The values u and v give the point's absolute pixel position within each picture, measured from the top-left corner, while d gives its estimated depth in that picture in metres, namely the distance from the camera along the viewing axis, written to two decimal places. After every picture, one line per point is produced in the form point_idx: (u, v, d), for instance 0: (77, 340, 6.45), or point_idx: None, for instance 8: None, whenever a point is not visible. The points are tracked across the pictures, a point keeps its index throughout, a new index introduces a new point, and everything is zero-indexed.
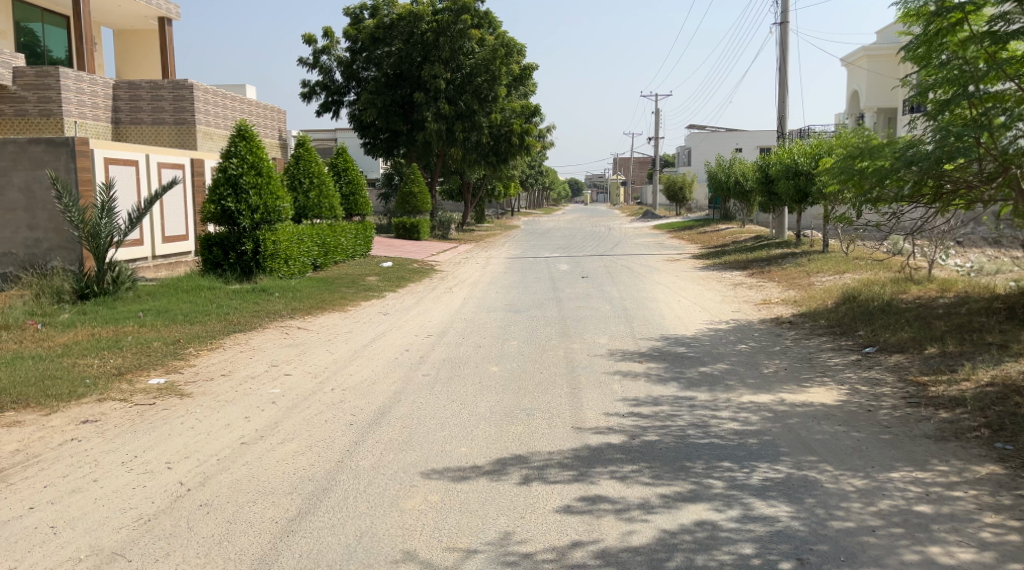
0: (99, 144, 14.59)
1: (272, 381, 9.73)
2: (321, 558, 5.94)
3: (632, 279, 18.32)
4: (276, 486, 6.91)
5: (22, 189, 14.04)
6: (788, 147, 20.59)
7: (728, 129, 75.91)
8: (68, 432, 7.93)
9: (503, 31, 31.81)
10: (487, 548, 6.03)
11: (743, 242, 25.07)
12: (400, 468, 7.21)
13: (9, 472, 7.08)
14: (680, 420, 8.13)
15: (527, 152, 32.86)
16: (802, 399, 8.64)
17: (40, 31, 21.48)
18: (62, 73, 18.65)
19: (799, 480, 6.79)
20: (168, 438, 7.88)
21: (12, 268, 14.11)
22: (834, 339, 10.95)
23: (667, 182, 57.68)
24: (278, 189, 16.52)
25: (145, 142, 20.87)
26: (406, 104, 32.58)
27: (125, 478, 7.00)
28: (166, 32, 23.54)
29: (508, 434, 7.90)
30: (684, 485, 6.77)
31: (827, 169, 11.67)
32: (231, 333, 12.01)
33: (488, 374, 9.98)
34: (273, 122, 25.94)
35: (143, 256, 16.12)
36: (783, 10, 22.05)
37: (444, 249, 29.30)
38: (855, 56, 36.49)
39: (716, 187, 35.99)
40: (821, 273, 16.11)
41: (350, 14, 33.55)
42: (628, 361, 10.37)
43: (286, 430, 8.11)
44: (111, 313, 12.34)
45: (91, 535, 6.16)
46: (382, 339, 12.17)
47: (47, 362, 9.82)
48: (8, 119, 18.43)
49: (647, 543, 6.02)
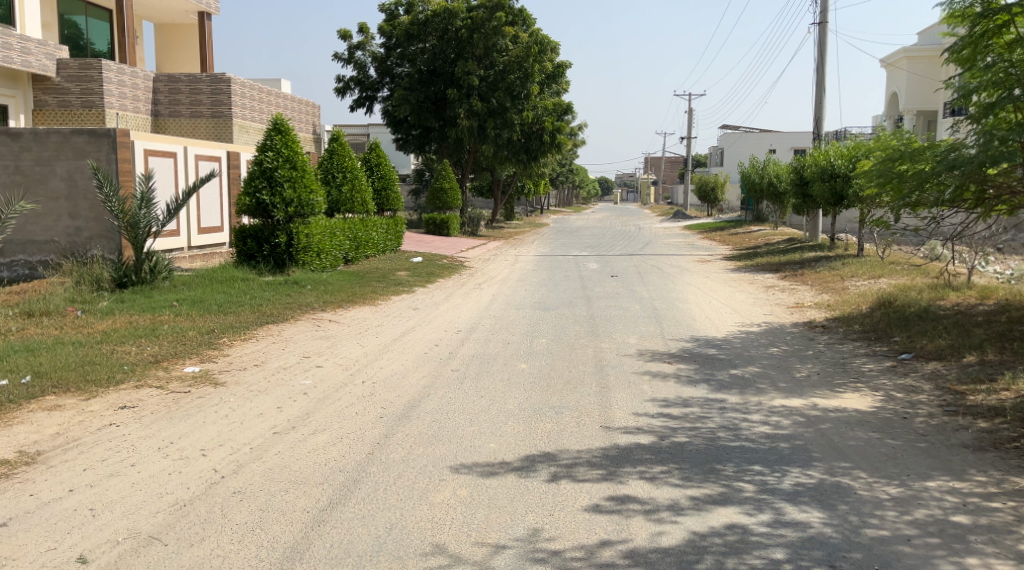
0: (140, 135, 14.74)
1: (304, 372, 9.83)
2: (351, 548, 5.99)
3: (663, 279, 18.26)
4: (308, 475, 6.98)
5: (65, 178, 14.25)
6: (824, 149, 20.40)
7: (762, 130, 75.43)
8: (107, 417, 8.05)
9: (538, 28, 31.76)
10: (516, 544, 6.05)
11: (776, 245, 24.91)
12: (430, 461, 7.25)
13: (49, 455, 7.20)
14: (711, 422, 8.11)
15: (557, 149, 32.87)
16: (835, 404, 8.57)
17: (83, 23, 21.78)
18: (104, 66, 18.91)
19: (832, 486, 6.75)
20: (203, 425, 7.98)
21: (53, 256, 14.36)
22: (869, 345, 10.85)
23: (699, 182, 57.42)
24: (312, 182, 16.63)
25: (183, 134, 21.09)
26: (439, 101, 32.65)
27: (162, 464, 7.10)
28: (206, 26, 23.74)
29: (537, 431, 7.91)
30: (714, 487, 6.76)
31: (866, 171, 11.50)
32: (264, 324, 12.13)
33: (517, 371, 9.99)
34: (307, 117, 26.10)
35: (179, 246, 16.30)
36: (822, 10, 21.85)
37: (475, 245, 29.28)
38: (896, 57, 36.10)
39: (750, 189, 35.77)
40: (855, 277, 15.96)
41: (386, 10, 33.67)
42: (657, 362, 10.34)
43: (317, 422, 8.17)
44: (148, 302, 12.50)
45: (129, 518, 6.26)
46: (412, 333, 12.23)
47: (86, 348, 9.97)
48: (51, 110, 18.76)
49: (676, 545, 6.02)
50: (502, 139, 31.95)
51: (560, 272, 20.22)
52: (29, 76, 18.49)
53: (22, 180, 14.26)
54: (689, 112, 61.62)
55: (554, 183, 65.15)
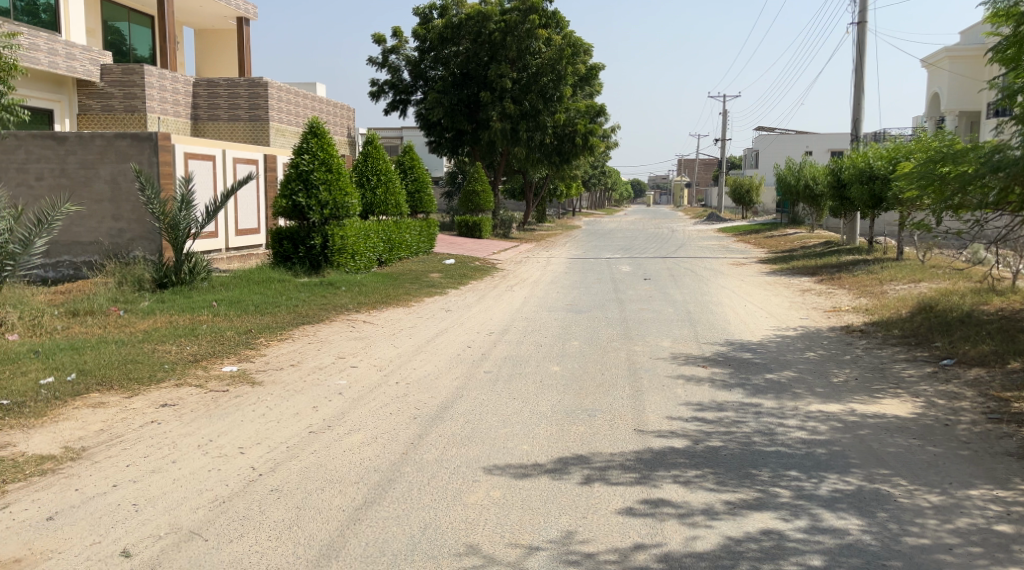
0: (180, 139, 14.93)
1: (340, 372, 9.91)
2: (386, 546, 6.03)
3: (697, 283, 18.21)
4: (343, 474, 7.04)
5: (108, 181, 14.48)
6: (863, 150, 20.20)
7: (798, 132, 74.91)
8: (148, 415, 8.17)
9: (572, 31, 31.71)
10: (549, 546, 6.06)
11: (812, 248, 24.69)
12: (463, 463, 7.27)
13: (94, 451, 7.32)
14: (746, 426, 8.07)
15: (590, 152, 32.84)
16: (874, 409, 8.50)
17: (126, 29, 22.13)
18: (147, 71, 19.21)
19: (871, 493, 6.68)
20: (241, 423, 8.08)
21: (97, 257, 14.62)
22: (909, 350, 10.73)
23: (734, 184, 57.09)
24: (347, 185, 16.76)
25: (221, 138, 21.35)
26: (472, 104, 32.76)
27: (201, 461, 7.20)
28: (245, 31, 24.01)
29: (571, 434, 7.92)
30: (749, 492, 6.72)
31: (905, 173, 11.37)
32: (299, 324, 12.24)
33: (550, 373, 10.01)
34: (342, 120, 26.31)
35: (217, 248, 16.51)
36: (861, 10, 21.65)
37: (505, 247, 29.31)
38: (937, 57, 35.68)
39: (786, 191, 35.49)
40: (895, 281, 15.80)
41: (420, 14, 33.86)
42: (691, 365, 10.30)
43: (352, 421, 8.23)
44: (187, 302, 12.67)
45: (171, 513, 6.35)
46: (445, 335, 12.28)
47: (129, 347, 10.13)
48: (95, 114, 19.11)
49: (711, 549, 6.00)
50: (535, 142, 32.01)
51: (593, 275, 20.21)
52: (74, 80, 18.85)
53: (67, 183, 14.52)
54: (724, 114, 61.37)
55: (587, 185, 65.07)
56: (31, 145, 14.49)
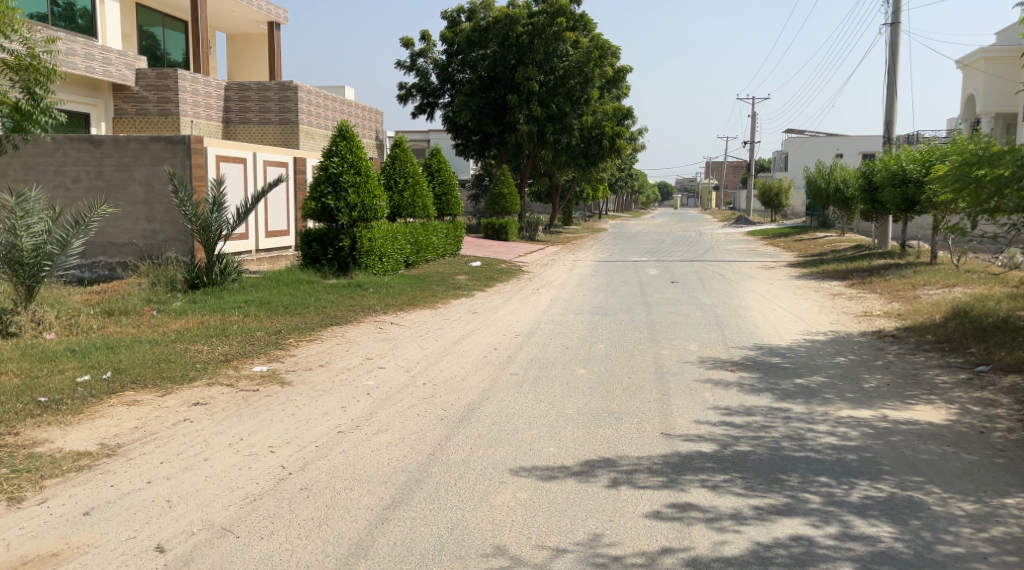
0: (212, 141, 15.06)
1: (367, 373, 9.96)
2: (414, 546, 6.05)
3: (725, 286, 18.13)
4: (371, 474, 7.07)
5: (143, 183, 14.66)
6: (895, 153, 20.01)
7: (829, 135, 74.34)
8: (181, 413, 8.26)
9: (599, 33, 31.73)
10: (576, 548, 6.06)
11: (842, 251, 24.48)
12: (491, 464, 7.29)
13: (129, 447, 7.41)
14: (775, 431, 8.03)
15: (617, 155, 32.79)
16: (907, 416, 8.41)
17: (160, 34, 22.40)
18: (180, 75, 19.43)
19: (904, 501, 6.62)
20: (271, 422, 8.14)
21: (132, 258, 14.82)
22: (943, 356, 10.62)
23: (763, 187, 56.71)
24: (375, 187, 16.85)
25: (252, 141, 21.53)
26: (499, 106, 32.78)
27: (233, 459, 7.27)
28: (276, 36, 24.21)
29: (597, 437, 7.90)
30: (779, 498, 6.68)
31: (939, 176, 11.25)
32: (328, 325, 12.31)
33: (577, 376, 10.01)
34: (370, 123, 26.45)
35: (248, 249, 16.67)
36: (895, 11, 21.45)
37: (531, 250, 29.31)
38: (972, 58, 35.31)
39: (816, 194, 35.21)
40: (928, 286, 15.64)
41: (447, 18, 33.97)
42: (719, 370, 10.25)
43: (380, 422, 8.28)
44: (218, 303, 12.80)
45: (203, 510, 6.42)
46: (472, 337, 12.32)
47: (162, 346, 10.24)
48: (130, 118, 19.37)
49: (740, 555, 5.97)
50: (562, 144, 32.01)
51: (620, 277, 20.18)
52: (110, 85, 19.10)
53: (103, 185, 14.71)
54: (754, 116, 61.05)
55: (614, 188, 64.94)
56: (68, 147, 14.70)
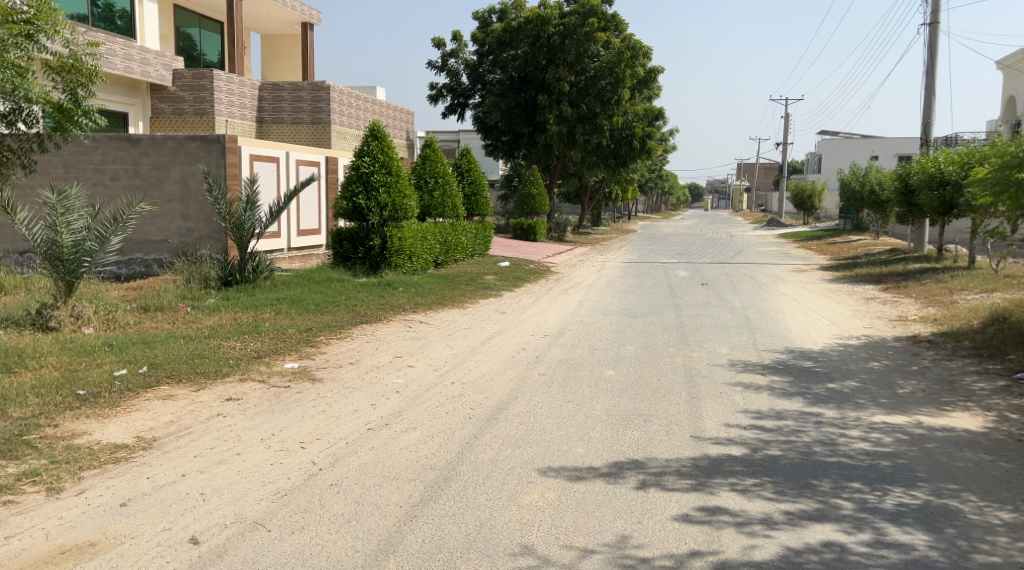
0: (246, 140, 15.18)
1: (397, 371, 9.99)
2: (442, 544, 6.06)
3: (756, 288, 17.99)
4: (400, 472, 7.09)
5: (179, 181, 14.84)
6: (932, 156, 19.75)
7: (864, 137, 73.56)
8: (214, 407, 8.34)
9: (631, 35, 31.28)
10: (604, 549, 6.05)
11: (877, 255, 24.23)
12: (518, 464, 7.29)
13: (164, 441, 7.50)
14: (806, 436, 7.96)
15: (648, 156, 32.61)
16: (943, 423, 8.31)
17: (197, 35, 22.63)
18: (216, 75, 19.61)
19: (939, 508, 6.54)
20: (302, 418, 8.20)
21: (167, 255, 14.99)
22: (980, 362, 10.48)
23: (796, 189, 56.21)
24: (406, 187, 16.89)
25: (284, 140, 21.68)
26: (530, 107, 32.78)
27: (265, 454, 7.32)
28: (309, 36, 24.36)
29: (626, 438, 7.88)
30: (810, 503, 6.62)
31: (978, 178, 11.07)
32: (358, 324, 12.36)
33: (606, 377, 9.99)
34: (401, 123, 26.56)
35: (280, 247, 16.79)
36: (934, 10, 21.18)
37: (560, 251, 29.30)
38: (1013, 59, 34.81)
39: (850, 197, 34.85)
40: (966, 291, 15.42)
41: (479, 18, 34.04)
42: (749, 373, 10.18)
43: (409, 419, 8.31)
44: (251, 300, 12.90)
45: (236, 504, 6.47)
46: (500, 336, 12.35)
47: (196, 342, 10.35)
48: (166, 117, 19.61)
49: (770, 559, 5.93)
50: (591, 145, 31.89)
51: (650, 279, 20.13)
52: (148, 85, 19.34)
53: (140, 184, 14.89)
54: (787, 117, 60.52)
55: (644, 188, 64.70)
56: (107, 146, 14.87)
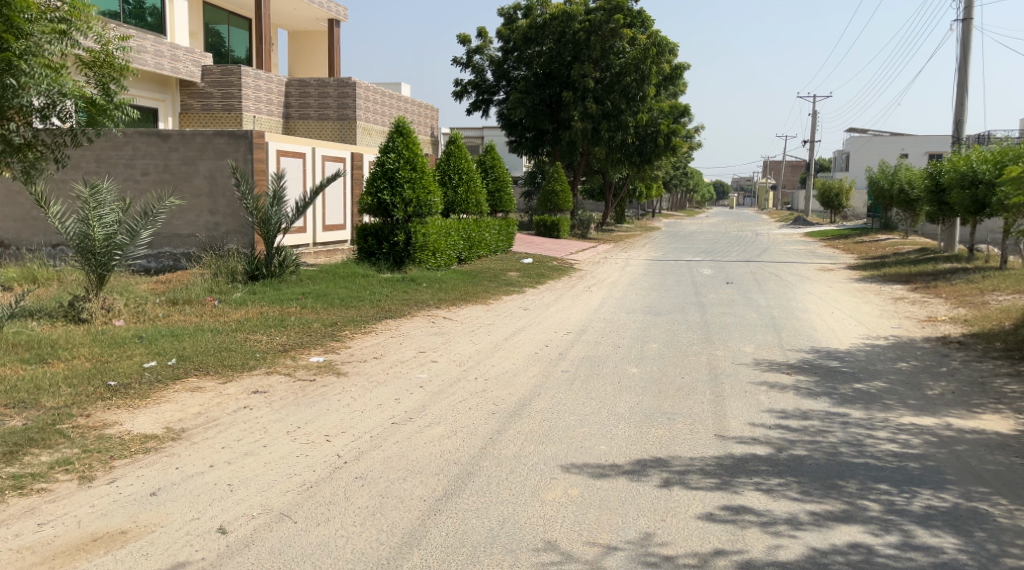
0: (274, 136, 15.25)
1: (420, 366, 10.02)
2: (466, 538, 6.08)
3: (782, 287, 17.88)
4: (423, 466, 7.11)
5: (207, 176, 14.95)
6: (964, 154, 19.54)
7: (894, 135, 72.93)
8: (241, 400, 8.41)
9: (657, 30, 30.99)
10: (628, 546, 6.03)
11: (906, 254, 24.00)
12: (542, 459, 7.30)
13: (192, 432, 7.56)
14: (832, 436, 7.91)
15: (673, 153, 32.42)
16: (973, 425, 8.22)
17: (225, 31, 22.79)
18: (244, 71, 19.75)
19: (968, 511, 6.48)
20: (328, 412, 8.25)
21: (195, 249, 15.11)
22: (1011, 364, 10.37)
23: (823, 187, 55.77)
24: (431, 184, 16.94)
25: (310, 136, 21.79)
26: (555, 103, 32.75)
27: (290, 446, 7.37)
28: (336, 32, 24.46)
29: (650, 436, 7.86)
30: (836, 504, 6.58)
31: (1011, 176, 10.94)
32: (382, 318, 12.42)
33: (629, 374, 9.97)
34: (426, 120, 26.62)
35: (305, 242, 16.88)
36: (967, 6, 20.94)
37: (584, 248, 29.24)
38: None
39: (879, 195, 34.54)
40: (997, 292, 15.24)
41: (504, 14, 34.05)
42: (775, 372, 10.13)
43: (433, 414, 8.34)
44: (277, 294, 12.98)
45: (263, 495, 6.52)
46: (523, 332, 12.36)
47: (223, 335, 10.43)
48: (195, 113, 19.78)
49: (795, 560, 5.90)
50: (616, 142, 31.79)
51: (674, 276, 20.07)
52: (177, 81, 19.52)
53: (170, 178, 15.01)
54: (816, 114, 60.10)
55: (669, 185, 64.50)
56: (138, 141, 15.00)
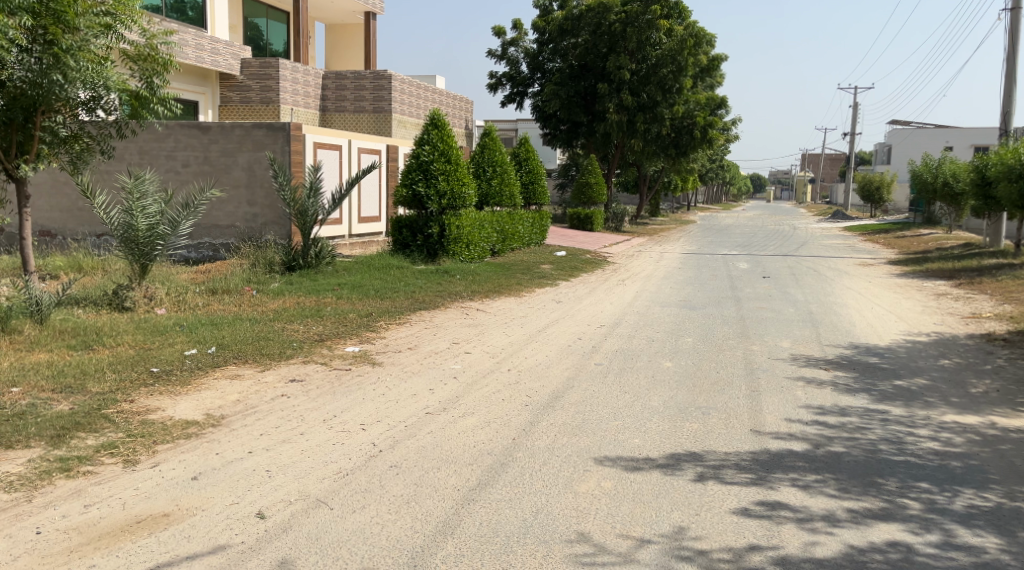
0: (311, 128, 15.38)
1: (455, 357, 10.07)
2: (499, 528, 6.10)
3: (819, 282, 17.71)
4: (458, 456, 7.14)
5: (245, 168, 15.09)
6: (1011, 147, 19.23)
7: (937, 128, 71.79)
8: (278, 388, 8.49)
9: (695, 21, 30.72)
10: (661, 540, 6.02)
11: (949, 250, 23.65)
12: (575, 452, 7.30)
13: (231, 418, 7.65)
14: (871, 433, 7.83)
15: (709, 145, 32.17)
16: (1017, 424, 8.10)
17: (264, 25, 22.97)
18: (282, 64, 19.90)
19: (1012, 512, 6.39)
20: (363, 401, 8.30)
21: (233, 240, 15.28)
22: None
23: (864, 181, 55.04)
24: (465, 176, 16.98)
25: (347, 128, 21.92)
26: (590, 95, 32.62)
27: (326, 435, 7.43)
28: (372, 25, 24.56)
29: (685, 430, 7.83)
30: (875, 502, 6.52)
31: None
32: (416, 309, 12.47)
33: (663, 368, 9.93)
34: (460, 112, 26.66)
35: (341, 234, 16.98)
36: None
37: (617, 241, 29.15)
38: None
39: (921, 189, 34.06)
40: None
41: (539, 6, 33.97)
42: (812, 368, 10.04)
43: (466, 405, 8.36)
44: (313, 285, 13.09)
45: (300, 481, 6.58)
46: (556, 325, 12.36)
47: (261, 324, 10.54)
48: (234, 106, 20.03)
49: (832, 557, 5.85)
50: (652, 134, 31.66)
51: (708, 270, 19.94)
52: (217, 74, 19.74)
53: (209, 170, 15.17)
54: (856, 106, 59.31)
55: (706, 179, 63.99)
56: (179, 133, 15.18)
